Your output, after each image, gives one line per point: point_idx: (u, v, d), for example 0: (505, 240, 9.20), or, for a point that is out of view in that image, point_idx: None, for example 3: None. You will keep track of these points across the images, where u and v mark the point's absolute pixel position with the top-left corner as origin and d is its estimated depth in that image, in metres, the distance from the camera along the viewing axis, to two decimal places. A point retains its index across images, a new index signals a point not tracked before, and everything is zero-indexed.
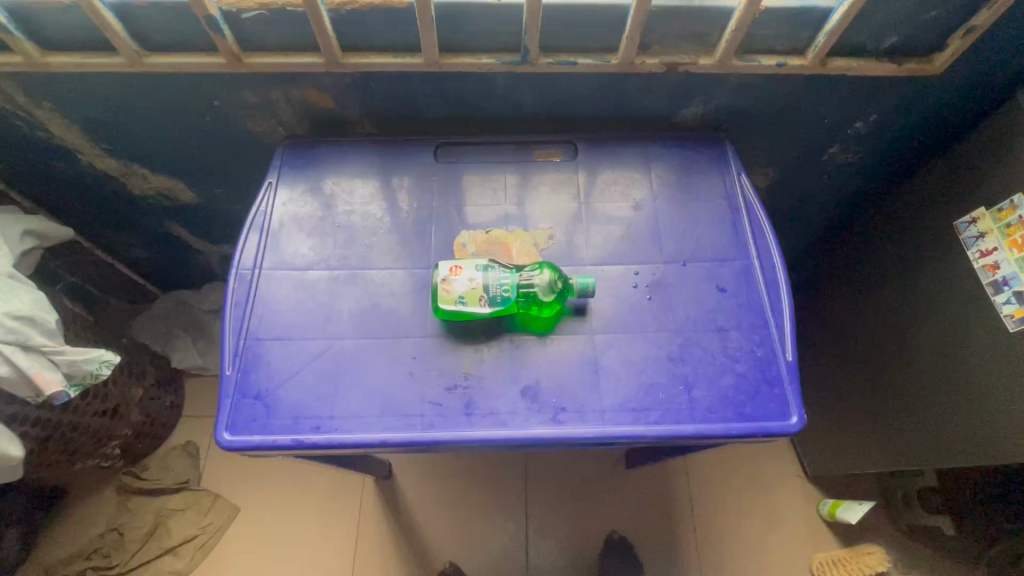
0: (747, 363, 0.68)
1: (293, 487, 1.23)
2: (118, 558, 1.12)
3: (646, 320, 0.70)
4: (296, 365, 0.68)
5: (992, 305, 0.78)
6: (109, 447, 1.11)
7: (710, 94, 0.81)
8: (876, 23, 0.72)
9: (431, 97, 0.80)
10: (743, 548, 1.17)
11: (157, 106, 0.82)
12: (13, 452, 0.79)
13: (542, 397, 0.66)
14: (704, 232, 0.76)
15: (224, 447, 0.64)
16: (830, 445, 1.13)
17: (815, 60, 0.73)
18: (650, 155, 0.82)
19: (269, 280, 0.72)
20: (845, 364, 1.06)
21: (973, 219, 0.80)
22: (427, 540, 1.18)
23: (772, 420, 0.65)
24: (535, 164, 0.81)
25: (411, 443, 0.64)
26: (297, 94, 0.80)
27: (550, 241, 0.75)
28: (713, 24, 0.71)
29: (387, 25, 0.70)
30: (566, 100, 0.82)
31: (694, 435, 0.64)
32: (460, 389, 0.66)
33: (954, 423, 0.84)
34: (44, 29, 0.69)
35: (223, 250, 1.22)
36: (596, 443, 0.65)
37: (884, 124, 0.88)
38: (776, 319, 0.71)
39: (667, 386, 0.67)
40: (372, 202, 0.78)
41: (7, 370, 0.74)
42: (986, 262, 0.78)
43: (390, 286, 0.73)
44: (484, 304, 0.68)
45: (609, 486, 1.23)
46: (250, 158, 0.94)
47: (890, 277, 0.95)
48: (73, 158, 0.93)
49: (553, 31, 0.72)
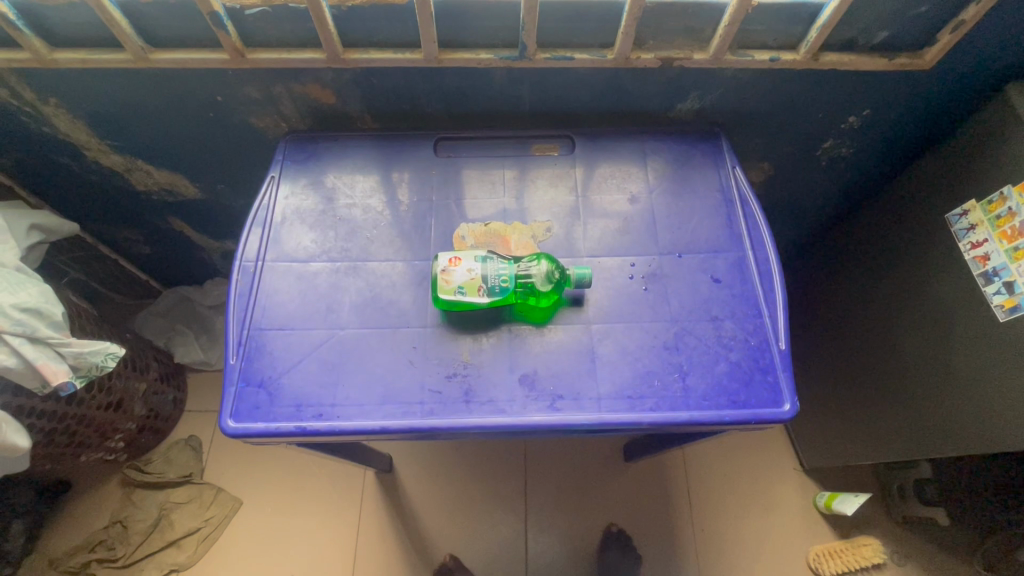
0: (741, 352, 0.70)
1: (296, 480, 1.24)
2: (123, 550, 1.14)
3: (641, 310, 0.72)
4: (298, 355, 0.69)
5: (982, 295, 0.79)
6: (113, 440, 1.13)
7: (704, 90, 0.82)
8: (867, 18, 0.73)
9: (431, 92, 0.82)
10: (740, 539, 1.19)
11: (162, 102, 0.83)
12: (21, 443, 0.80)
13: (540, 385, 0.67)
14: (699, 224, 0.77)
15: (228, 434, 0.65)
16: (825, 437, 1.15)
17: (807, 54, 0.74)
18: (647, 149, 0.83)
19: (272, 272, 0.74)
20: (840, 357, 1.07)
21: (965, 211, 0.82)
22: (427, 532, 1.20)
23: (765, 407, 0.67)
24: (532, 159, 0.82)
25: (412, 430, 0.65)
26: (300, 89, 0.81)
27: (547, 233, 0.77)
28: (707, 20, 0.73)
29: (387, 22, 0.72)
30: (563, 96, 0.83)
31: (688, 421, 0.65)
32: (460, 377, 0.68)
33: (946, 412, 0.86)
34: (52, 26, 0.71)
35: (225, 246, 1.24)
36: (593, 429, 0.66)
37: (877, 119, 0.89)
38: (769, 309, 0.72)
39: (662, 374, 0.68)
40: (372, 195, 0.80)
41: (15, 361, 0.75)
42: (976, 254, 0.80)
43: (390, 277, 0.74)
44: (482, 294, 0.69)
45: (607, 479, 1.24)
46: (253, 154, 0.96)
47: (883, 271, 0.97)
48: (78, 153, 0.95)
49: (551, 27, 0.73)
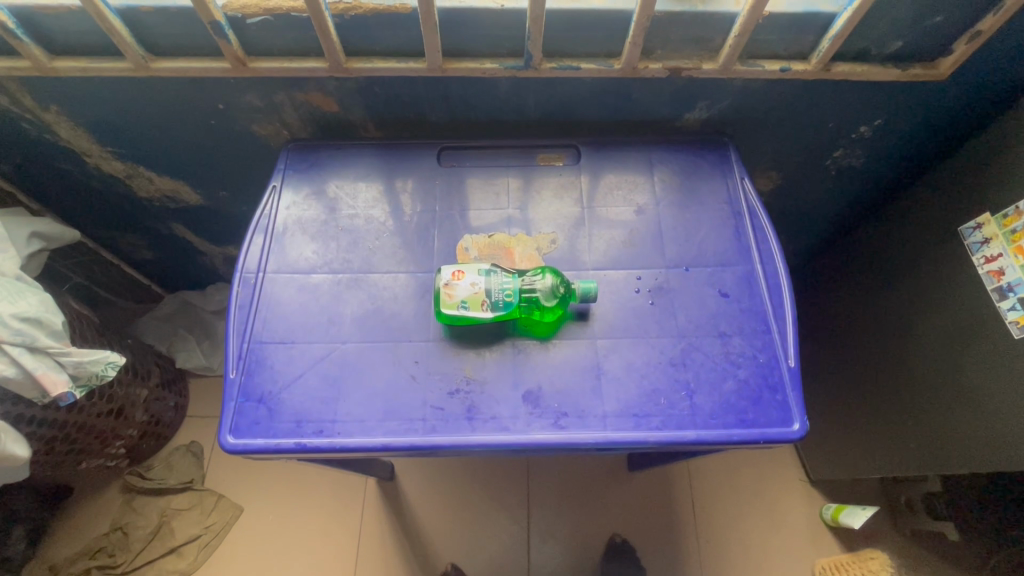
0: (750, 369, 0.68)
1: (297, 488, 1.24)
2: (123, 557, 1.13)
3: (647, 325, 0.70)
4: (299, 369, 0.68)
5: (998, 311, 0.77)
6: (114, 447, 1.12)
7: (713, 99, 0.81)
8: (882, 27, 0.71)
9: (435, 100, 0.80)
10: (744, 552, 1.17)
11: (163, 109, 0.82)
12: (19, 452, 0.79)
13: (544, 402, 0.66)
14: (707, 237, 0.76)
15: (228, 450, 0.64)
16: (832, 450, 1.13)
17: (819, 64, 0.72)
18: (654, 159, 0.82)
19: (273, 284, 0.73)
20: (847, 369, 1.06)
21: (979, 225, 0.80)
22: (428, 543, 1.19)
23: (774, 427, 0.65)
24: (537, 169, 0.81)
25: (413, 447, 0.64)
26: (302, 97, 0.80)
27: (552, 245, 0.76)
28: (717, 29, 0.71)
29: (391, 30, 0.70)
30: (569, 104, 0.82)
31: (695, 441, 0.64)
32: (462, 394, 0.67)
33: (956, 429, 0.84)
34: (51, 34, 0.70)
35: (226, 251, 1.23)
36: (597, 448, 0.65)
37: (888, 129, 0.88)
38: (779, 326, 0.70)
39: (669, 392, 0.67)
40: (375, 205, 0.78)
41: (14, 371, 0.74)
42: (991, 268, 0.78)
43: (393, 289, 0.73)
44: (485, 309, 0.68)
45: (611, 488, 1.23)
46: (255, 161, 0.95)
47: (893, 282, 0.95)
48: (80, 160, 0.94)
49: (557, 36, 0.72)
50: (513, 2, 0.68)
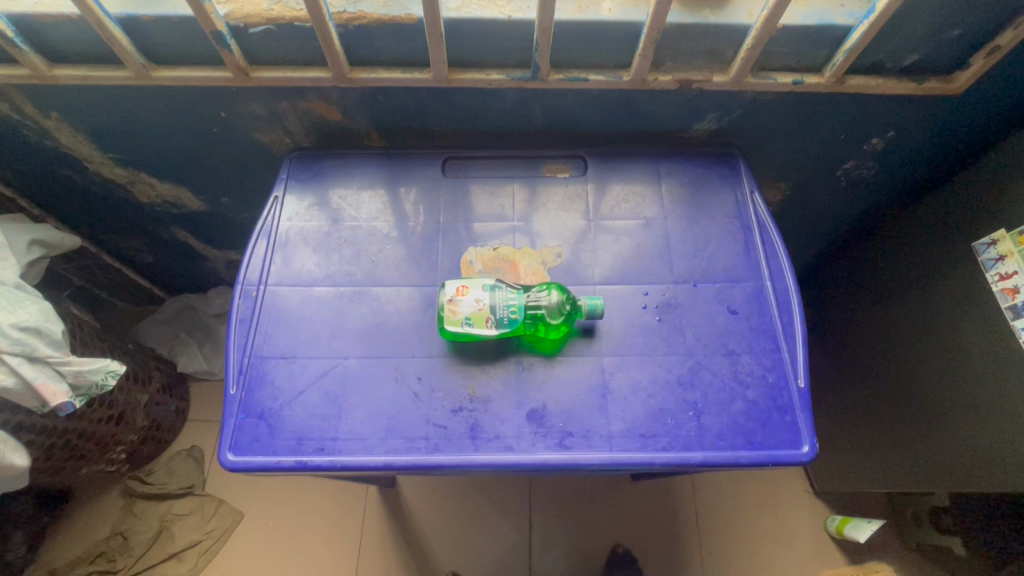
0: (759, 390, 0.67)
1: (297, 494, 1.23)
2: (123, 562, 1.12)
3: (654, 343, 0.69)
4: (301, 385, 0.67)
5: (1011, 330, 0.75)
6: (114, 452, 1.10)
7: (722, 110, 0.80)
8: (898, 40, 0.70)
9: (439, 109, 0.79)
10: (749, 562, 1.16)
11: (163, 116, 0.81)
12: (19, 461, 0.79)
13: (548, 421, 0.65)
14: (716, 251, 0.75)
15: (228, 468, 0.64)
16: (836, 464, 1.12)
17: (832, 78, 0.71)
18: (661, 170, 0.80)
19: (276, 297, 0.72)
20: (857, 381, 1.04)
21: (993, 241, 0.78)
22: (428, 549, 1.18)
23: (783, 449, 0.64)
24: (542, 179, 0.80)
25: (414, 466, 0.63)
26: (304, 106, 0.79)
27: (558, 259, 0.74)
28: (728, 42, 0.70)
29: (395, 40, 0.69)
30: (575, 115, 0.81)
31: (702, 463, 0.63)
32: (466, 412, 0.66)
33: (962, 446, 0.82)
34: (49, 42, 0.69)
35: (228, 255, 1.22)
36: (604, 469, 0.64)
37: (901, 142, 0.86)
38: (789, 344, 0.69)
39: (676, 413, 0.65)
40: (379, 217, 0.77)
41: (13, 382, 0.73)
42: (1005, 286, 0.76)
43: (397, 303, 0.72)
44: (490, 326, 0.67)
45: (614, 498, 1.22)
46: (257, 168, 0.93)
47: (901, 296, 0.94)
48: (81, 166, 0.93)
49: (565, 48, 0.71)
50: (521, 12, 0.67)
